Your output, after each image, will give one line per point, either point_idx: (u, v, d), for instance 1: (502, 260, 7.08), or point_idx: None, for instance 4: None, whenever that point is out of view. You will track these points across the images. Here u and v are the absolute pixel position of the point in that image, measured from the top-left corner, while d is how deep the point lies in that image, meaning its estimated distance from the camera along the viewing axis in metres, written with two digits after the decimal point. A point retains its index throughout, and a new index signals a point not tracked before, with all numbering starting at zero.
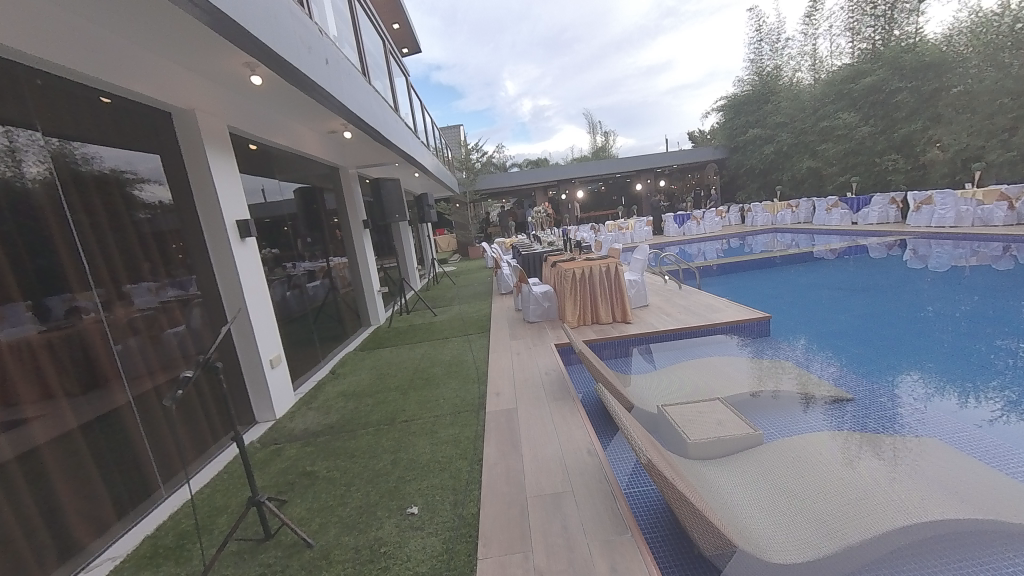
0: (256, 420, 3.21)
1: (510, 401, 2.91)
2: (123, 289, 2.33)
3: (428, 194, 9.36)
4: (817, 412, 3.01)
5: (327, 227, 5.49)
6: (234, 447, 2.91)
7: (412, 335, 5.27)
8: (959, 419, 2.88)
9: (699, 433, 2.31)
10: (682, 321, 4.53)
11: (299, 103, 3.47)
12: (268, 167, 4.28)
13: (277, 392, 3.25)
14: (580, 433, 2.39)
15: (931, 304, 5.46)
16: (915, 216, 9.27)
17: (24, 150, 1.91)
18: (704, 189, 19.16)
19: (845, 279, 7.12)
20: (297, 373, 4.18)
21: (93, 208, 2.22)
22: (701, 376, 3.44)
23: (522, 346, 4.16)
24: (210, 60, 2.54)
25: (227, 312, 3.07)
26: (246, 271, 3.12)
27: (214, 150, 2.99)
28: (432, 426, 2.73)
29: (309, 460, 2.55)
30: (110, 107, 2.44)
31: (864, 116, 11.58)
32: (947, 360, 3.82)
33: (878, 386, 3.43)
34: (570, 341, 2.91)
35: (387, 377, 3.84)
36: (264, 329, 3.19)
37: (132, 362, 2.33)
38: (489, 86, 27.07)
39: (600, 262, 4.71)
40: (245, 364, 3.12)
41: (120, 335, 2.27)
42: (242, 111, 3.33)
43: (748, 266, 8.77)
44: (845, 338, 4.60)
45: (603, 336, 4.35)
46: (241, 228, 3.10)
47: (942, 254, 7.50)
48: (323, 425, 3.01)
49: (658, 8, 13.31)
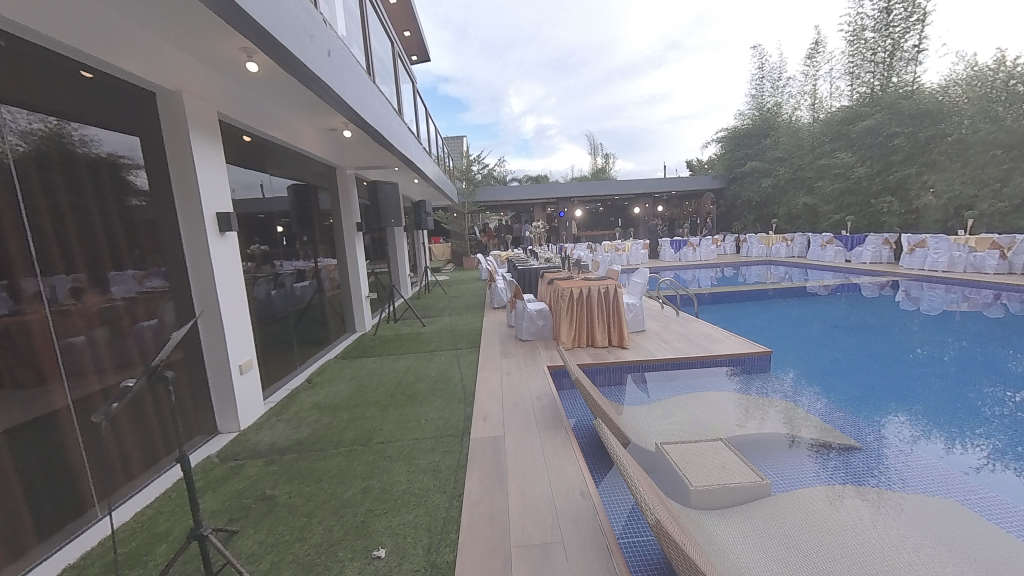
0: (218, 431, 2.92)
1: (498, 427, 2.69)
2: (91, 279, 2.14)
3: (427, 201, 9.22)
4: (807, 454, 2.82)
5: (318, 227, 5.27)
6: (176, 469, 2.50)
7: (398, 345, 5.03)
8: (943, 463, 2.76)
9: (699, 479, 2.11)
10: (681, 350, 4.37)
11: (297, 95, 3.29)
12: (261, 159, 4.09)
13: (244, 401, 2.99)
14: (573, 471, 2.18)
15: (920, 346, 5.42)
16: (909, 258, 9.34)
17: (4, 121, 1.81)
18: (701, 217, 19.41)
19: (839, 316, 7.06)
20: (271, 380, 3.89)
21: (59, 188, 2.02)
22: (695, 411, 3.23)
23: (512, 365, 3.96)
24: (205, 42, 2.39)
25: (195, 308, 2.80)
26: (223, 268, 2.86)
27: (201, 137, 2.76)
28: (411, 450, 2.50)
29: (270, 482, 2.30)
30: (90, 81, 2.25)
31: (860, 156, 11.70)
32: (936, 403, 3.73)
33: (864, 425, 3.31)
34: (563, 363, 2.72)
35: (368, 390, 3.59)
36: (238, 331, 2.95)
37: (81, 360, 2.07)
38: (495, 102, 27.36)
39: (599, 283, 4.55)
40: (211, 368, 2.84)
41: (69, 331, 2.01)
42: (238, 101, 3.15)
43: (741, 296, 8.75)
44: (835, 374, 4.50)
45: (597, 360, 4.16)
46: (221, 221, 2.84)
47: (933, 298, 7.54)
48: (292, 440, 2.75)
49: (663, 41, 13.72)
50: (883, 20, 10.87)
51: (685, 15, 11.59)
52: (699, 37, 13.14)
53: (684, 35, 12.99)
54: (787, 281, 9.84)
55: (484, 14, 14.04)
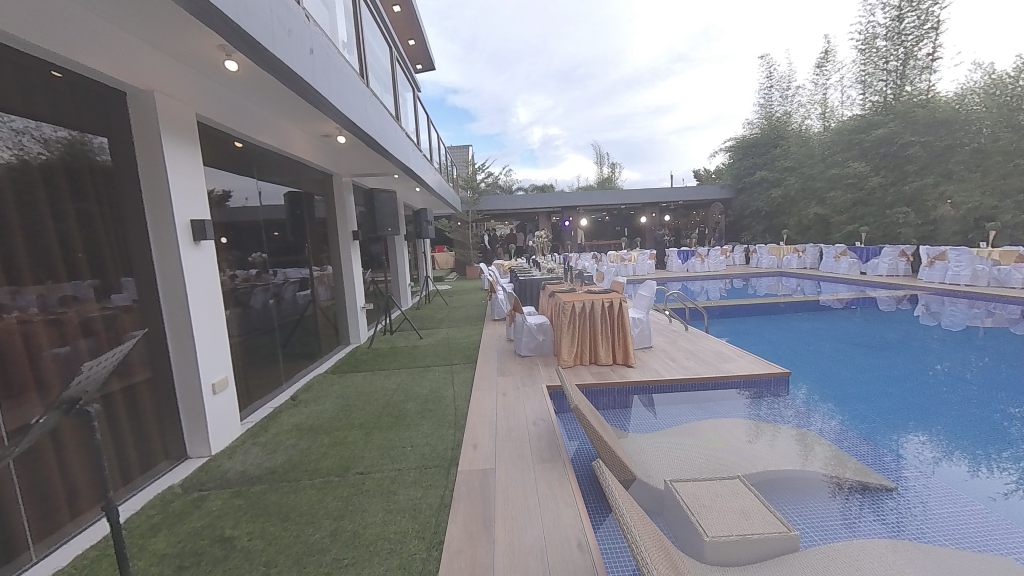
0: (188, 455, 2.70)
1: (489, 458, 2.44)
2: (53, 291, 2.00)
3: (428, 210, 9.03)
4: (832, 492, 2.52)
5: (313, 236, 5.10)
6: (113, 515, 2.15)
7: (391, 359, 4.80)
8: (967, 488, 2.59)
9: (715, 529, 1.82)
10: (691, 369, 4.08)
11: (281, 97, 3.11)
12: (250, 166, 3.94)
13: (217, 423, 2.76)
14: (570, 516, 1.92)
15: (939, 362, 5.10)
16: (927, 271, 8.98)
17: (25, 128, 1.94)
18: (709, 227, 19.11)
19: (854, 331, 6.71)
20: (253, 397, 3.66)
21: (29, 196, 1.93)
22: (711, 440, 2.90)
23: (509, 384, 3.71)
24: (179, 39, 2.22)
25: (166, 324, 2.58)
26: (196, 280, 2.66)
27: (175, 140, 2.58)
28: (392, 485, 2.25)
29: (231, 521, 2.06)
30: (61, 81, 2.12)
31: (874, 166, 11.33)
32: (960, 422, 3.50)
33: (881, 447, 3.14)
34: (560, 384, 2.47)
35: (354, 410, 3.36)
36: (212, 347, 2.75)
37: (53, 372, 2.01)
38: (502, 113, 27.50)
39: (602, 296, 4.30)
40: (181, 387, 2.63)
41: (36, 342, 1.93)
42: (220, 102, 2.98)
43: (751, 310, 8.44)
44: (850, 390, 4.28)
45: (600, 380, 3.88)
46: (195, 229, 2.64)
47: (955, 313, 7.18)
48: (264, 468, 2.53)
49: (669, 53, 13.69)
50: (895, 28, 10.51)
51: (690, 28, 11.55)
52: (705, 49, 13.05)
53: (690, 47, 12.96)
54: (799, 294, 9.51)
55: (488, 25, 14.07)
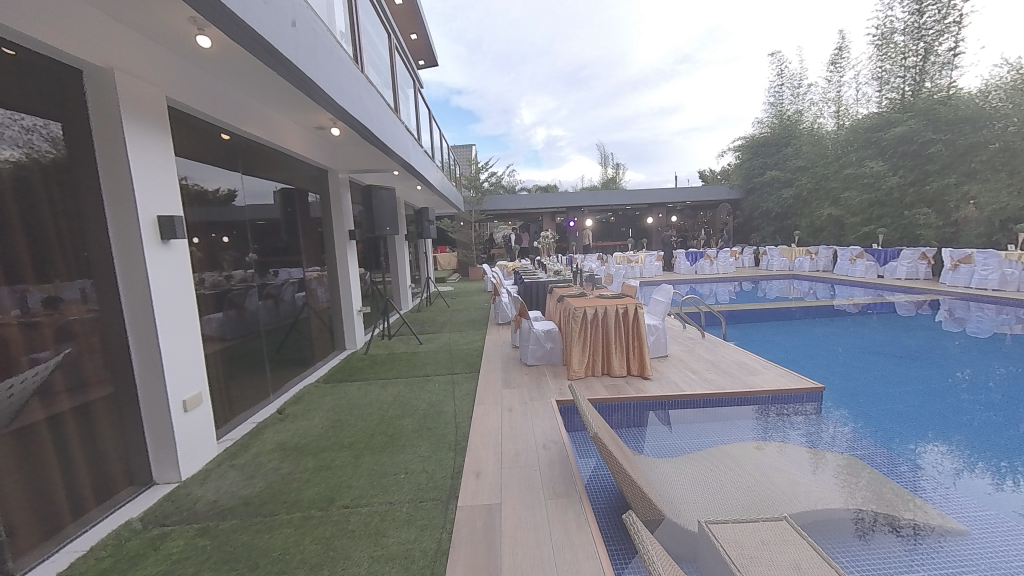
0: (154, 481, 2.40)
1: (494, 489, 2.14)
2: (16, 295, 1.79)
3: (430, 208, 8.73)
4: (890, 537, 2.09)
5: (306, 235, 4.81)
6: (55, 554, 1.84)
7: (389, 367, 4.49)
8: (992, 502, 2.42)
9: (754, 568, 1.45)
10: (713, 382, 3.75)
11: (264, 80, 2.77)
12: (241, 161, 3.67)
13: (190, 444, 2.47)
14: (591, 572, 1.59)
15: (961, 369, 4.78)
16: (951, 275, 8.60)
17: (32, 126, 1.91)
18: (716, 228, 18.69)
19: (872, 336, 6.37)
20: (237, 410, 3.35)
21: None
22: (747, 463, 2.49)
23: (516, 398, 3.39)
24: (142, 9, 1.92)
25: (130, 333, 2.28)
26: (163, 283, 2.33)
27: (141, 126, 2.25)
28: (382, 523, 1.94)
29: (192, 567, 1.77)
30: (15, 60, 1.85)
31: (892, 166, 10.89)
32: (983, 431, 3.29)
33: (898, 456, 2.96)
34: (572, 400, 2.13)
35: (345, 426, 3.05)
36: (182, 358, 2.44)
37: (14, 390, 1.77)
38: (506, 114, 27.27)
39: (616, 302, 3.97)
40: (147, 404, 2.33)
41: None
42: (194, 83, 2.65)
43: (766, 315, 8.07)
44: (864, 395, 4.06)
45: (615, 394, 3.56)
46: (164, 226, 2.33)
47: (982, 319, 6.80)
48: (239, 498, 2.23)
49: (675, 54, 13.37)
50: (914, 22, 10.06)
51: (696, 29, 11.23)
52: (711, 49, 12.71)
53: (696, 49, 12.66)
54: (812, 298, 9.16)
55: (492, 24, 13.76)
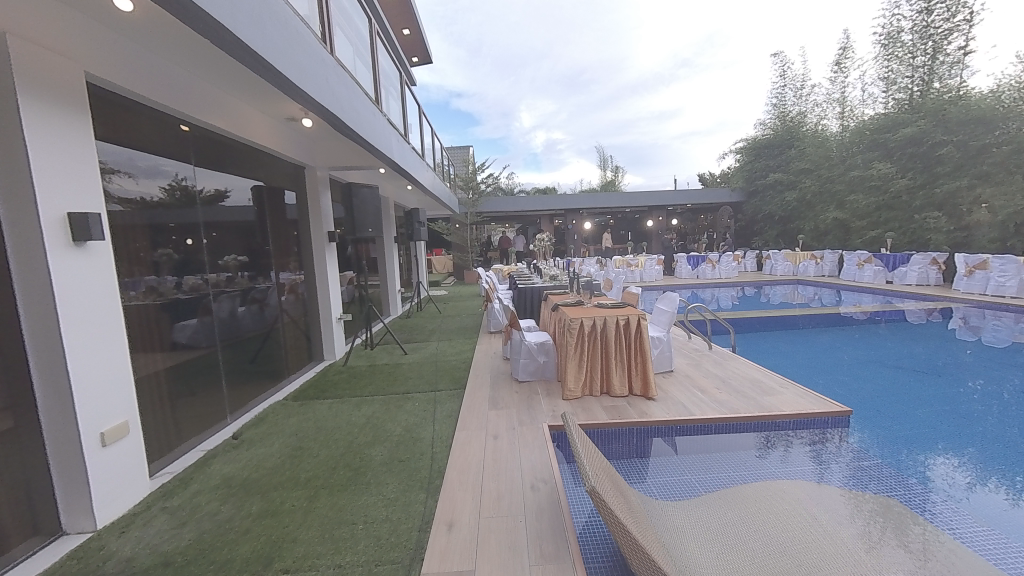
0: (63, 531, 2.00)
1: (471, 548, 1.76)
2: None
3: (420, 209, 8.26)
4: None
5: (280, 237, 4.41)
6: None
7: (367, 382, 4.10)
8: (1012, 524, 2.11)
9: None
10: (724, 404, 3.36)
11: (207, 57, 2.38)
12: (205, 155, 3.30)
13: (110, 484, 2.09)
14: None
15: (973, 378, 4.44)
16: (966, 281, 8.26)
17: None
18: (717, 231, 18.35)
19: (882, 344, 6.00)
20: (184, 436, 2.92)
21: None
22: (784, 508, 1.98)
23: (504, 423, 3.00)
24: None
25: (32, 353, 1.88)
26: (72, 293, 1.94)
27: (44, 103, 1.87)
28: None
29: None
30: None
31: (900, 167, 10.55)
32: (996, 442, 2.97)
33: (904, 469, 2.65)
34: (564, 427, 1.72)
35: (303, 457, 2.65)
36: (101, 381, 2.06)
37: None
38: (506, 117, 26.96)
39: (616, 313, 3.58)
40: (55, 439, 1.94)
41: None
42: (123, 58, 2.26)
43: (773, 322, 7.70)
44: (869, 404, 3.72)
45: (615, 419, 3.16)
46: (76, 225, 1.94)
47: (999, 327, 6.45)
48: (158, 556, 1.83)
49: (673, 59, 13.14)
50: (922, 21, 9.79)
51: (696, 34, 10.99)
52: (709, 55, 12.49)
53: (695, 53, 12.41)
54: (818, 304, 8.82)
55: (491, 28, 13.47)
